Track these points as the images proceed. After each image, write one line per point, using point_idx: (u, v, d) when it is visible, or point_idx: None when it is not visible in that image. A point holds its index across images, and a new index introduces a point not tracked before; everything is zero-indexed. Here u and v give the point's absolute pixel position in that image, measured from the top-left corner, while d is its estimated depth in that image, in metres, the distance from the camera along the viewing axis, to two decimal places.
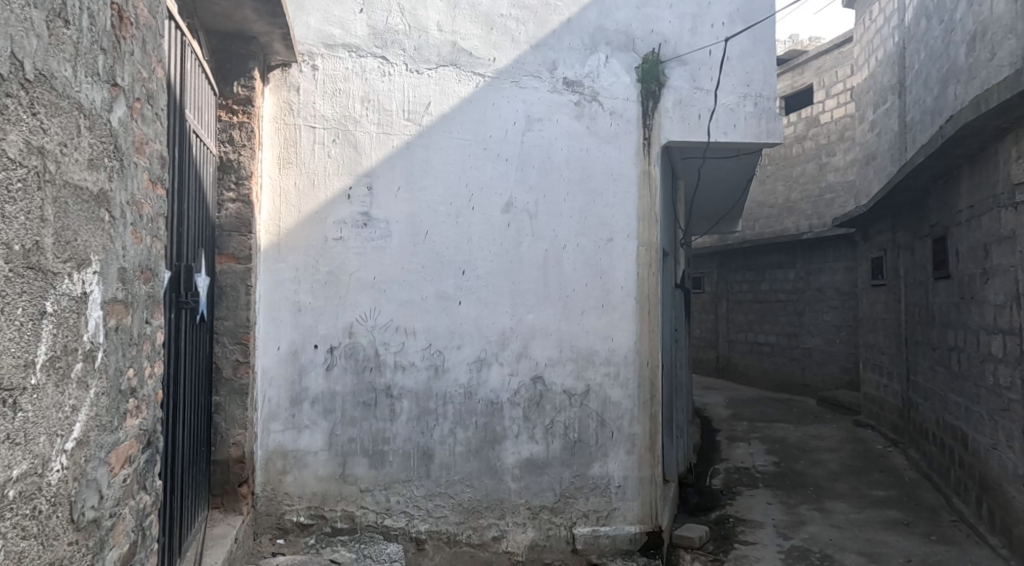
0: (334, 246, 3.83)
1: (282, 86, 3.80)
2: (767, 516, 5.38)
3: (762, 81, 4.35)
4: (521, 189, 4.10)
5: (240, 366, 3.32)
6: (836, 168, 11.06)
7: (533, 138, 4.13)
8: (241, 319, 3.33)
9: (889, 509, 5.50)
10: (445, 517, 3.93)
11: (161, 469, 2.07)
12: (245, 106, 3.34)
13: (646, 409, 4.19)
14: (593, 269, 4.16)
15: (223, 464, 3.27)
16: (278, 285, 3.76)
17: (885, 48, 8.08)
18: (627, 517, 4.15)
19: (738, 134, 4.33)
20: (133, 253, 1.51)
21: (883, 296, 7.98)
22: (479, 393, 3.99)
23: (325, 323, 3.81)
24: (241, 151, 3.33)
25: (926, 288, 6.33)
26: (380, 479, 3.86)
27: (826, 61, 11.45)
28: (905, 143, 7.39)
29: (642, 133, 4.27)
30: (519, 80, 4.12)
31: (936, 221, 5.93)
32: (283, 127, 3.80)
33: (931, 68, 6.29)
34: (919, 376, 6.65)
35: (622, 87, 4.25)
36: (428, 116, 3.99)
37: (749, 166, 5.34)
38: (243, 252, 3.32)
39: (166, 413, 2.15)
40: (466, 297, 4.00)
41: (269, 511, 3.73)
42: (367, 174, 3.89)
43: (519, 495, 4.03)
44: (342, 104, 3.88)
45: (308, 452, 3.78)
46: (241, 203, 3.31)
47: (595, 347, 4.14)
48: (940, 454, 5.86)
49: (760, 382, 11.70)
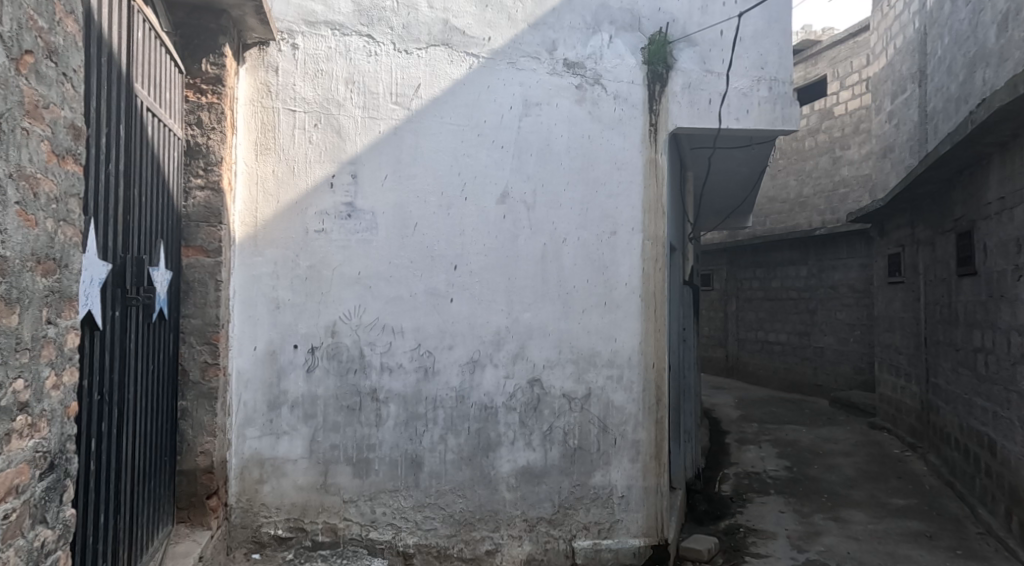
0: (315, 239, 3.56)
1: (259, 66, 3.53)
2: (780, 526, 5.09)
3: (777, 63, 4.07)
4: (518, 178, 3.82)
5: (209, 369, 3.05)
6: (850, 161, 10.72)
7: (531, 124, 3.85)
8: (210, 317, 3.05)
9: (909, 520, 5.21)
10: (435, 529, 3.66)
11: (76, 490, 1.81)
12: (214, 85, 3.07)
13: (651, 414, 3.91)
14: (594, 264, 3.88)
15: (190, 475, 3.01)
16: (254, 279, 3.50)
17: (905, 34, 7.73)
18: (631, 530, 3.87)
19: (751, 120, 4.05)
20: (20, 239, 1.25)
21: (901, 294, 7.66)
22: (472, 397, 3.72)
23: (305, 321, 3.55)
24: (211, 134, 3.07)
25: (948, 286, 6.03)
26: (365, 489, 3.59)
27: (840, 51, 11.09)
28: (927, 133, 7.06)
29: (648, 119, 3.98)
30: (516, 61, 3.84)
31: (960, 215, 5.63)
32: (260, 110, 3.53)
33: (956, 52, 5.97)
34: (940, 378, 6.32)
35: (627, 69, 3.96)
36: (417, 100, 3.71)
37: (761, 156, 5.06)
38: (213, 244, 3.06)
39: (84, 427, 1.88)
40: (458, 294, 3.72)
41: (244, 523, 3.47)
42: (351, 161, 3.62)
43: (516, 507, 3.75)
44: (325, 86, 3.61)
45: (287, 460, 3.52)
46: (211, 190, 3.05)
47: (597, 347, 3.86)
48: (964, 461, 5.55)
49: (770, 382, 11.40)
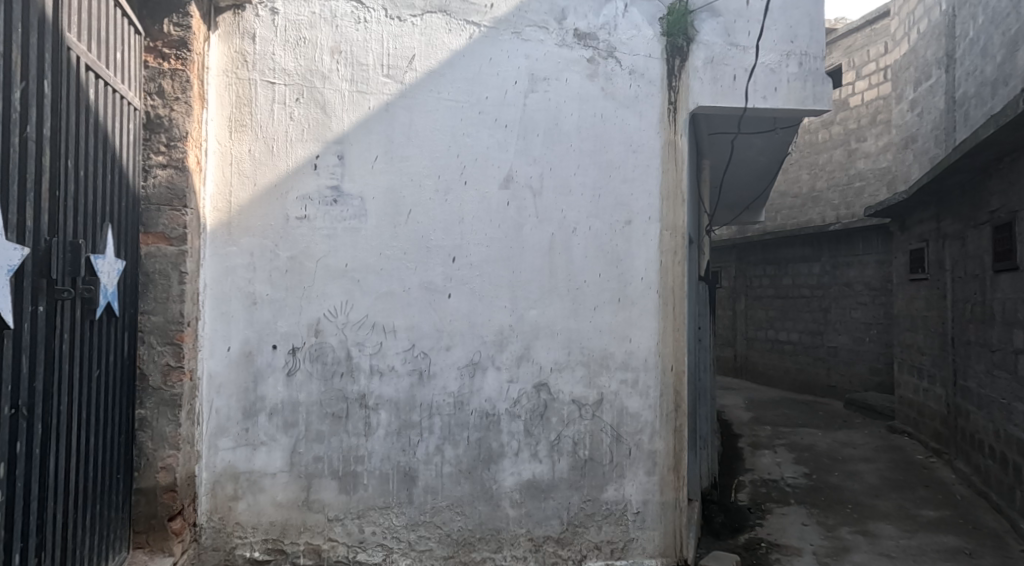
0: (296, 227, 3.19)
1: (233, 33, 3.17)
2: (805, 541, 4.71)
3: (808, 36, 3.68)
4: (523, 161, 3.44)
5: (171, 372, 2.67)
6: (866, 154, 10.31)
7: (538, 100, 3.47)
8: (173, 313, 2.67)
9: (944, 535, 4.84)
10: (431, 550, 3.29)
11: None
12: (178, 49, 2.70)
13: (670, 422, 3.53)
14: (608, 256, 3.50)
15: (149, 494, 2.64)
16: (229, 271, 3.13)
17: (931, 17, 7.34)
18: (647, 550, 3.48)
19: (780, 99, 3.66)
20: None
21: (924, 292, 7.28)
22: (472, 403, 3.34)
23: (285, 319, 3.18)
24: (174, 106, 2.69)
25: (982, 283, 5.64)
26: (352, 507, 3.22)
27: (856, 39, 10.67)
28: (954, 121, 6.67)
29: (667, 97, 3.60)
30: (521, 30, 3.45)
31: (998, 206, 5.25)
32: (234, 82, 3.16)
33: (993, 32, 5.59)
34: (971, 380, 5.94)
35: (643, 41, 3.58)
36: (411, 72, 3.33)
37: (783, 143, 4.68)
38: (176, 231, 2.68)
39: None
40: (456, 289, 3.35)
41: (215, 546, 3.11)
42: (337, 140, 3.24)
43: (519, 525, 3.37)
44: (308, 56, 3.24)
45: (265, 473, 3.15)
46: (174, 169, 2.68)
47: (610, 348, 3.48)
48: (1000, 470, 5.18)
49: (782, 382, 11.02)
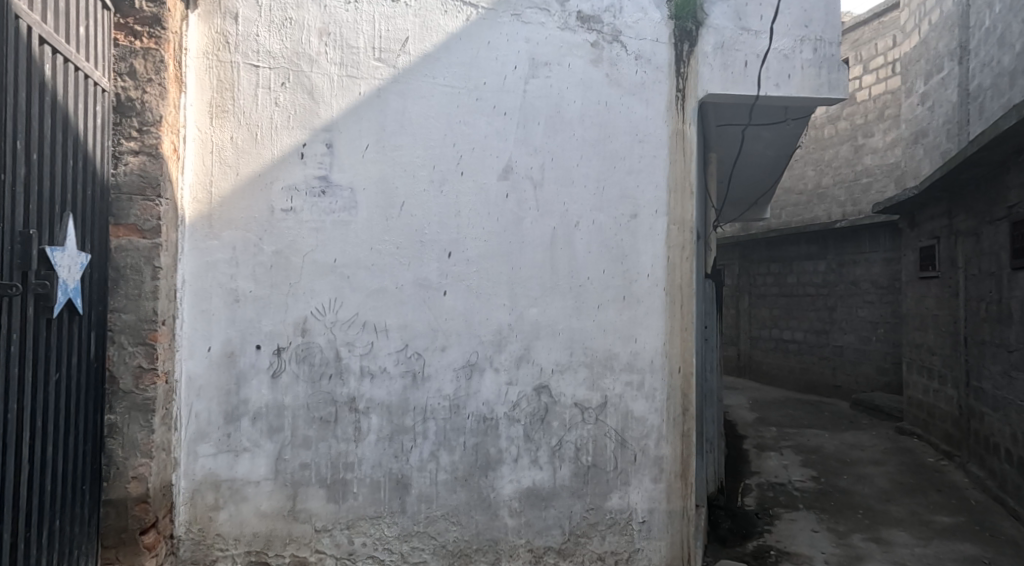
0: (282, 219, 3.00)
1: (214, 13, 2.98)
2: (816, 548, 4.52)
3: (823, 21, 3.49)
4: (523, 151, 3.24)
5: (144, 375, 2.47)
6: (874, 149, 10.10)
7: (539, 86, 3.27)
8: (146, 311, 2.48)
9: (960, 542, 4.65)
10: (425, 562, 3.10)
11: None
12: (151, 27, 2.51)
13: (677, 426, 3.34)
14: (613, 250, 3.31)
15: (119, 506, 2.45)
16: (210, 266, 2.95)
17: (943, 8, 7.14)
18: (653, 561, 3.29)
19: (794, 87, 3.47)
20: None
21: (934, 290, 7.09)
22: (469, 407, 3.16)
23: (270, 318, 2.99)
24: (146, 88, 2.50)
25: (998, 281, 5.46)
26: (341, 516, 3.03)
27: (863, 33, 10.47)
28: (968, 114, 6.47)
29: (675, 84, 3.40)
30: (521, 12, 3.26)
31: (1016, 202, 5.06)
32: (215, 64, 2.97)
33: (1011, 20, 5.40)
34: (985, 381, 5.75)
35: (650, 24, 3.38)
36: (404, 55, 3.14)
37: (793, 135, 4.49)
38: (149, 223, 2.49)
39: None
40: (452, 286, 3.16)
41: (195, 558, 2.92)
42: (326, 127, 3.05)
43: (518, 535, 3.18)
44: (294, 38, 3.05)
45: (248, 482, 2.96)
46: (146, 155, 2.49)
47: (615, 349, 3.29)
48: (1017, 474, 5.00)
49: (786, 382, 10.83)
